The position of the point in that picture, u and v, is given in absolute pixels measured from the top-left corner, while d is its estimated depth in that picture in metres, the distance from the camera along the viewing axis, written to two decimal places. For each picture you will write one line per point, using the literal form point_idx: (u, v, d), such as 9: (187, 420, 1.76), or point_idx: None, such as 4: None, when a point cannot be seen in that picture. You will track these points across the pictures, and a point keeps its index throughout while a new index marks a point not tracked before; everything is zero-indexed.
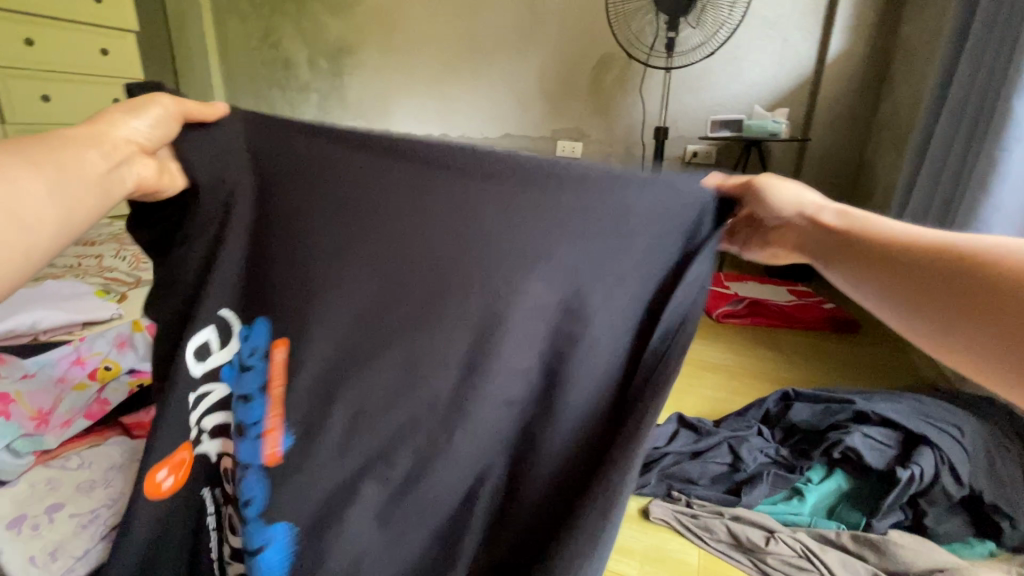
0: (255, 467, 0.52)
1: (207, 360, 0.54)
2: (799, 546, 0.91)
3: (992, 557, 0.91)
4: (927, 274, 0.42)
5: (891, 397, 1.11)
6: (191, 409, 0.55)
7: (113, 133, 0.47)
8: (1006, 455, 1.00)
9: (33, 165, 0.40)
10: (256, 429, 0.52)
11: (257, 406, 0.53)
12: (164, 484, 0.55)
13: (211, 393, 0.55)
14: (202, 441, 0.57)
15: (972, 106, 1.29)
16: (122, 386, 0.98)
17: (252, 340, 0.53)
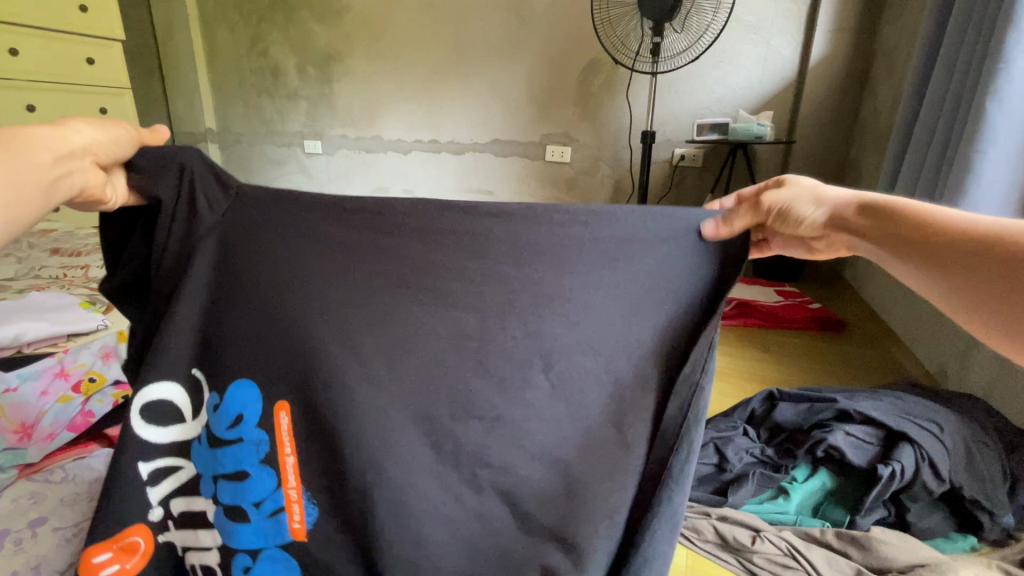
0: (248, 548, 0.58)
1: (169, 427, 0.58)
2: (785, 545, 0.92)
3: (973, 551, 0.93)
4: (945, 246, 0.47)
5: (873, 395, 1.12)
6: (152, 491, 0.58)
7: (68, 140, 0.48)
8: (985, 450, 1.02)
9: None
10: (265, 508, 0.58)
11: (248, 485, 0.57)
12: (105, 570, 0.56)
13: (180, 467, 0.59)
14: (168, 529, 0.60)
15: (949, 107, 1.31)
16: (107, 397, 1.01)
17: (233, 414, 0.57)
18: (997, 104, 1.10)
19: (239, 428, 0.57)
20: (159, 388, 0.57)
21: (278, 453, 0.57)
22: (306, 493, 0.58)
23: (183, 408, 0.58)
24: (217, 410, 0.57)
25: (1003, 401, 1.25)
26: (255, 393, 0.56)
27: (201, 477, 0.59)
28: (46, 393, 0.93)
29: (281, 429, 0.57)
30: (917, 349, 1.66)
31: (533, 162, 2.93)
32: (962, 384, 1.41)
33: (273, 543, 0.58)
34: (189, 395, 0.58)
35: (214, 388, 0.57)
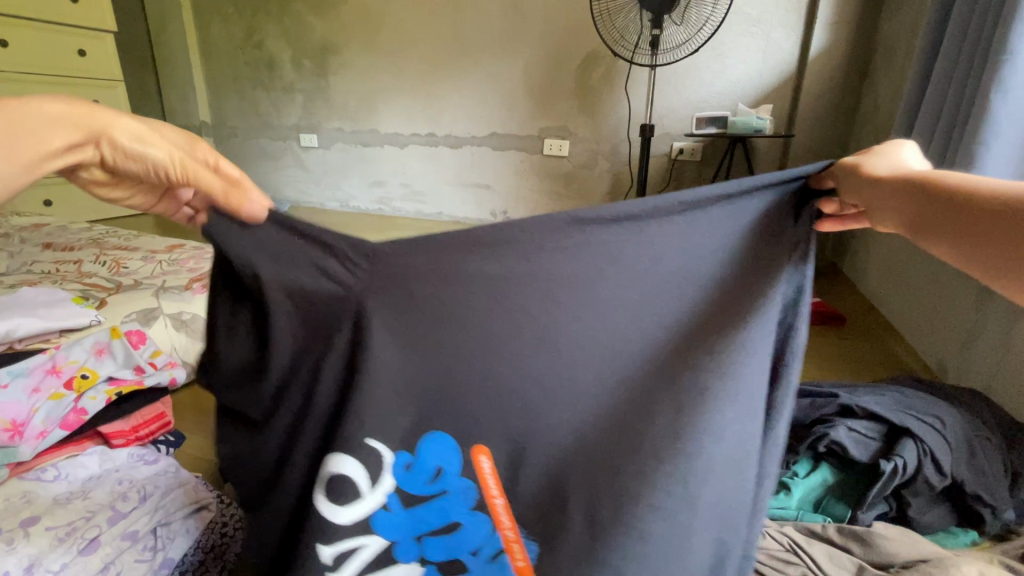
0: None
1: (353, 505, 0.55)
2: (786, 540, 0.92)
3: (974, 545, 0.94)
4: (953, 208, 0.41)
5: (875, 391, 1.12)
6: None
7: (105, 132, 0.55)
8: (986, 444, 1.02)
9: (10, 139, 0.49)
10: (483, 554, 0.58)
11: (462, 532, 0.57)
12: None
13: (364, 546, 0.56)
14: None
15: (952, 99, 1.30)
16: (100, 394, 0.96)
17: (431, 467, 0.57)
18: (1002, 96, 1.09)
19: (446, 482, 0.57)
20: (341, 464, 0.55)
21: (490, 494, 0.57)
22: (523, 532, 0.58)
23: (360, 479, 0.55)
24: (412, 468, 0.56)
25: (1002, 396, 1.25)
26: (453, 445, 0.57)
27: (396, 544, 0.57)
28: (38, 391, 0.91)
29: (485, 471, 0.57)
30: (916, 343, 1.66)
31: (531, 156, 2.90)
32: (960, 378, 1.41)
33: None
34: (371, 470, 0.55)
35: (401, 447, 0.56)
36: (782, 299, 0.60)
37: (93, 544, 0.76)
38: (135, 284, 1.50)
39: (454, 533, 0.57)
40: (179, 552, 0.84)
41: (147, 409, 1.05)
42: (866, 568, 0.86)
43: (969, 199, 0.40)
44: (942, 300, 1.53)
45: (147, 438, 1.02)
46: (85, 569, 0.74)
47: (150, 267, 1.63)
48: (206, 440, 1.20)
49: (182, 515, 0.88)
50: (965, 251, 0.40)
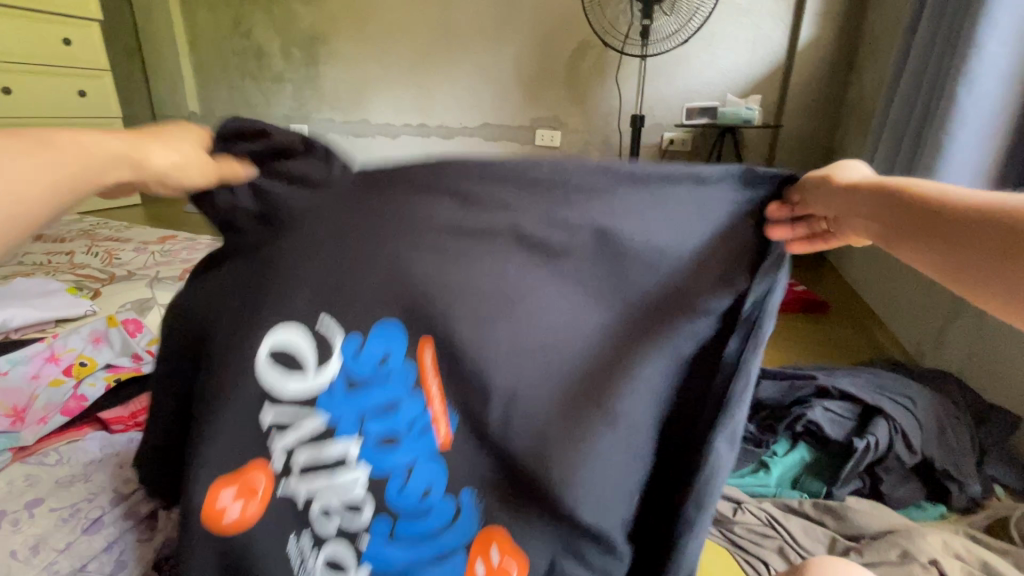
0: (402, 473, 0.55)
1: (283, 371, 0.52)
2: (764, 515, 0.97)
3: (942, 518, 0.99)
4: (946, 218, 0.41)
5: (852, 373, 1.16)
6: (276, 437, 0.53)
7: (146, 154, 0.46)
8: (955, 423, 1.06)
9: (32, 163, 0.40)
10: (415, 430, 0.54)
11: (402, 412, 0.54)
12: (227, 510, 0.53)
13: (303, 417, 0.53)
14: (290, 479, 0.54)
15: (928, 89, 1.33)
16: (98, 380, 0.99)
17: (377, 353, 0.53)
18: (969, 87, 1.12)
19: (378, 359, 0.53)
20: (282, 329, 0.51)
21: (427, 372, 0.54)
22: (449, 409, 0.55)
23: (307, 352, 0.51)
24: (359, 352, 0.52)
25: (975, 377, 1.30)
26: (397, 331, 0.53)
27: (335, 421, 0.53)
28: (36, 378, 0.94)
29: (429, 367, 0.54)
30: (896, 328, 1.72)
31: (522, 146, 2.92)
32: (937, 361, 1.46)
33: (425, 461, 0.55)
34: (312, 342, 0.52)
35: (350, 330, 0.52)
36: (770, 257, 0.55)
37: (96, 524, 0.79)
38: (128, 275, 1.52)
39: (389, 417, 0.54)
40: None
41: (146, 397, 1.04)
42: (837, 540, 0.92)
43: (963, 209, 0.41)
44: (920, 286, 1.58)
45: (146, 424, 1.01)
46: (87, 549, 0.77)
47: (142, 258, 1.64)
48: None
49: None
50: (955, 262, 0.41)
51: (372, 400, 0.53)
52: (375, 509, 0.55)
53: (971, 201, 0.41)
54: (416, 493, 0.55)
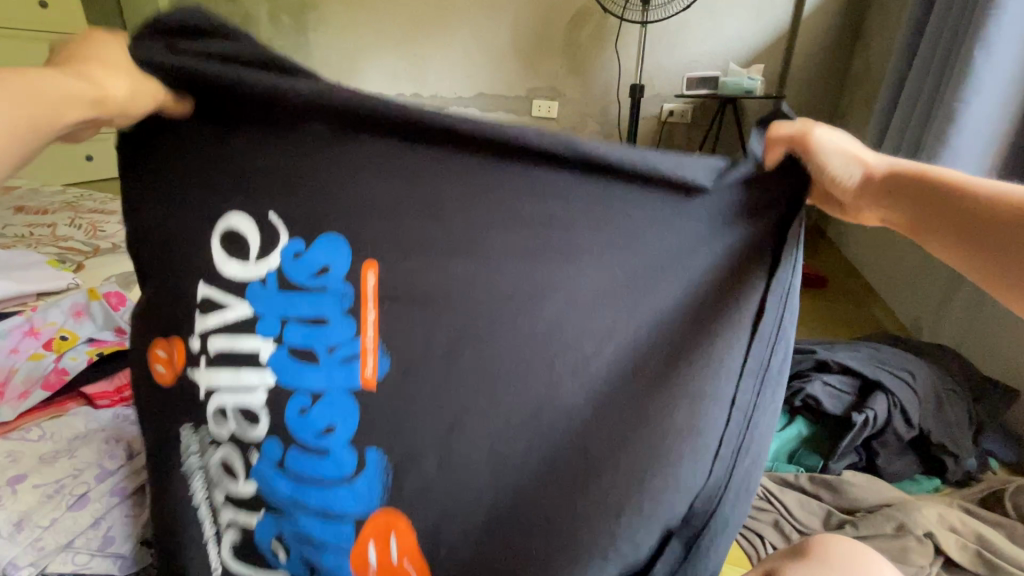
0: (307, 394, 0.60)
1: (238, 260, 0.61)
2: (761, 489, 0.97)
3: (936, 491, 0.99)
4: (1004, 229, 0.39)
5: (851, 347, 1.14)
6: (200, 321, 0.63)
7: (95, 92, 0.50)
8: (953, 397, 1.05)
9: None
10: (336, 355, 0.59)
11: (326, 329, 0.59)
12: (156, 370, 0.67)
13: (229, 308, 0.62)
14: (200, 363, 0.64)
15: (940, 56, 1.28)
16: (80, 355, 0.93)
17: (318, 263, 0.59)
18: (985, 52, 1.08)
19: (312, 268, 0.59)
20: (236, 218, 0.61)
21: (365, 301, 0.58)
22: (380, 345, 0.58)
23: (248, 236, 0.61)
24: (301, 256, 0.59)
25: (972, 352, 1.29)
26: (340, 247, 0.58)
27: (261, 318, 0.61)
28: (15, 351, 0.92)
29: (369, 289, 0.58)
30: (894, 304, 1.70)
31: (519, 118, 2.83)
32: (935, 336, 1.45)
33: (337, 390, 0.59)
34: (261, 235, 0.60)
35: (295, 234, 0.59)
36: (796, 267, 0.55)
37: (82, 500, 0.78)
38: (113, 247, 1.47)
39: (322, 323, 0.59)
40: None
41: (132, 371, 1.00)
42: (833, 513, 0.91)
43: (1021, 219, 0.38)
44: (920, 260, 1.56)
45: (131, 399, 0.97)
46: (75, 525, 0.76)
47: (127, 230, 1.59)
48: None
49: None
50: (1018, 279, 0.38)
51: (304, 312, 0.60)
52: (272, 422, 0.61)
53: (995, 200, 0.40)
54: (316, 424, 0.60)
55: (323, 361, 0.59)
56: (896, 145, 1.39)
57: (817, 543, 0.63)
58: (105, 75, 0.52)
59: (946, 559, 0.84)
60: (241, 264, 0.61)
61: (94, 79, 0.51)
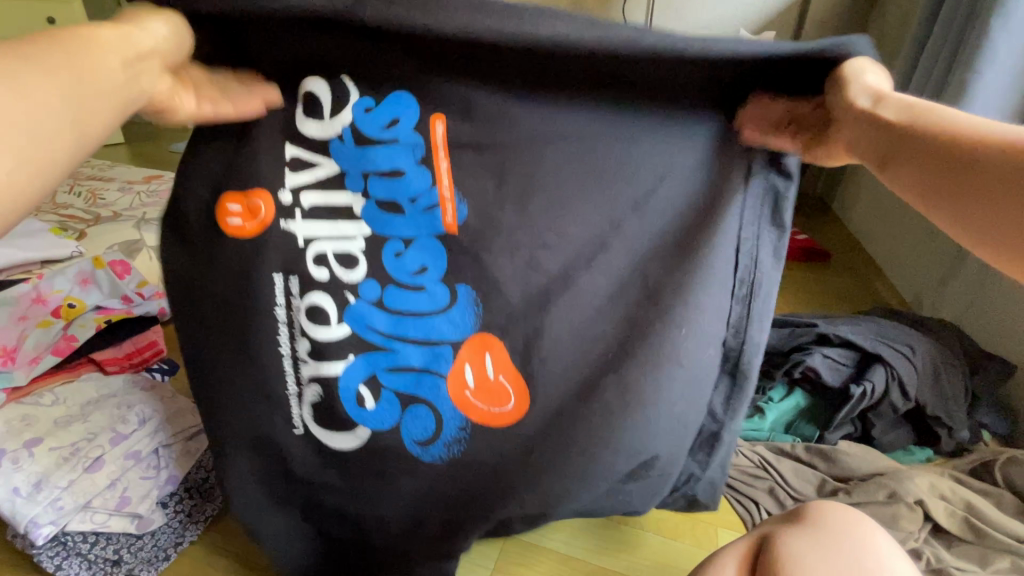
0: (399, 239, 0.63)
1: (320, 122, 0.61)
2: (757, 458, 1.00)
3: (929, 462, 1.02)
4: (980, 176, 0.36)
5: (851, 320, 1.14)
6: (291, 175, 0.63)
7: (138, 43, 0.47)
8: (951, 370, 1.07)
9: (46, 71, 0.40)
10: (420, 205, 0.62)
11: (411, 175, 0.61)
12: (232, 219, 0.64)
13: (319, 164, 0.63)
14: (292, 219, 0.64)
15: (960, 23, 1.24)
16: (88, 323, 0.96)
17: (418, 261, 0.63)
18: (1002, 21, 1.05)
19: (398, 105, 0.60)
20: (316, 78, 0.60)
21: (438, 150, 0.60)
22: (458, 193, 0.61)
23: (324, 98, 0.61)
24: (401, 255, 0.63)
25: (973, 329, 1.30)
26: (413, 101, 0.60)
27: (347, 173, 0.62)
28: (25, 317, 0.92)
29: (438, 141, 0.60)
30: (897, 279, 1.70)
31: None
32: (935, 311, 1.46)
33: (424, 235, 0.63)
34: (333, 98, 0.61)
35: (365, 91, 0.60)
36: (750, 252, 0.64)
37: (98, 463, 0.80)
38: (113, 215, 1.46)
39: (430, 316, 0.64)
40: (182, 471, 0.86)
41: (139, 339, 1.02)
42: (827, 480, 0.94)
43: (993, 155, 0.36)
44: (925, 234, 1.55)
45: (141, 364, 1.00)
46: (93, 486, 0.78)
47: (128, 198, 1.58)
48: None
49: (181, 437, 0.88)
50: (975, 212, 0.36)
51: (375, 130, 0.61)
52: (372, 269, 0.64)
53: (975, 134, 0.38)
54: (411, 269, 0.64)
55: (429, 360, 0.65)
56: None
57: (813, 508, 0.66)
58: (145, 20, 0.50)
59: (934, 526, 0.87)
60: (337, 259, 0.64)
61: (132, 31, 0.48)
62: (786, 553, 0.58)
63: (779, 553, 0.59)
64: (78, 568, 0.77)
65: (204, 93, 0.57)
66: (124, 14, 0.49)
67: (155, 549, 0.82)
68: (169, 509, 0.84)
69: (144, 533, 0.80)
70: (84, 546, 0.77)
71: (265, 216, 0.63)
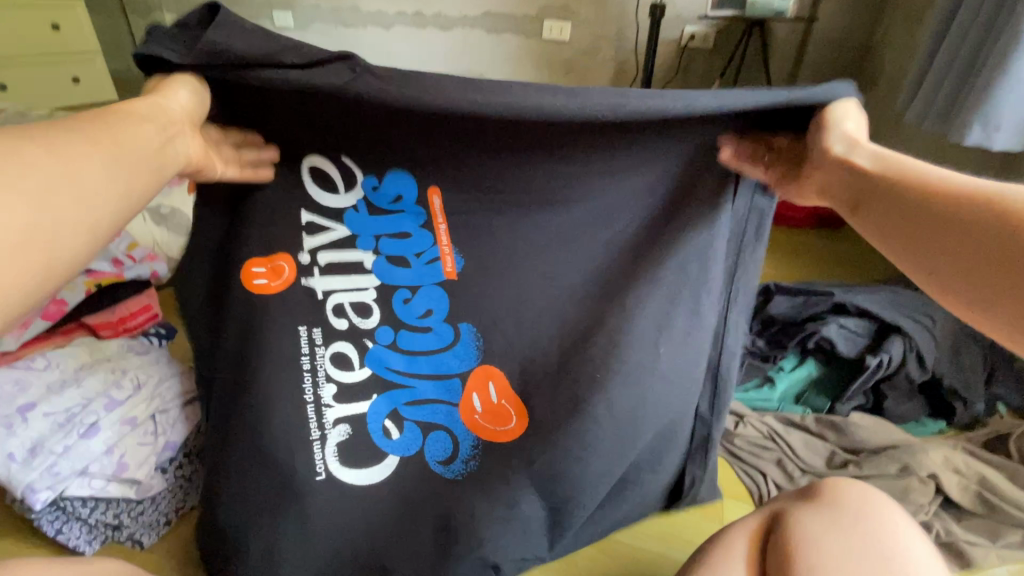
0: (406, 287, 0.66)
1: (325, 193, 0.65)
2: (766, 429, 0.97)
3: (941, 434, 0.99)
4: (966, 231, 0.38)
5: (869, 289, 1.10)
6: (307, 238, 0.65)
7: (167, 109, 0.52)
8: (970, 342, 1.03)
9: (93, 142, 0.44)
10: (423, 258, 0.65)
11: (413, 239, 0.65)
12: (258, 280, 0.66)
13: (332, 230, 0.66)
14: (311, 275, 0.66)
15: None
16: (77, 285, 0.92)
17: (424, 306, 0.66)
18: None
19: (401, 181, 0.64)
20: (317, 158, 0.64)
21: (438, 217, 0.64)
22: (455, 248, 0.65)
23: (337, 179, 0.65)
24: (409, 302, 0.66)
25: None
26: (411, 181, 0.64)
27: (357, 238, 0.65)
28: None
29: (436, 211, 0.64)
30: None
31: (528, 41, 2.62)
32: None
33: (428, 283, 0.66)
34: (345, 173, 0.64)
35: (369, 171, 0.64)
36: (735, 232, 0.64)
37: (93, 428, 0.78)
38: None
39: (439, 355, 0.66)
40: (181, 436, 0.85)
41: (132, 303, 0.98)
42: (836, 453, 0.92)
43: (961, 212, 0.39)
44: None
45: (136, 329, 0.98)
46: (88, 452, 0.77)
47: None
48: None
49: (178, 402, 0.86)
50: (952, 273, 0.39)
51: (386, 195, 0.64)
52: (383, 314, 0.66)
53: (947, 189, 0.41)
54: (417, 312, 0.66)
55: (440, 390, 0.67)
56: (937, 83, 1.28)
57: (826, 485, 0.64)
58: (171, 89, 0.54)
59: (945, 499, 0.86)
60: (354, 309, 0.66)
61: (160, 103, 0.52)
62: (802, 536, 0.57)
63: (793, 536, 0.57)
64: (79, 533, 0.77)
65: (227, 145, 0.62)
66: (153, 81, 0.55)
67: (156, 514, 0.80)
68: (169, 475, 0.83)
69: (143, 499, 0.79)
70: (82, 511, 0.77)
71: (289, 276, 0.66)
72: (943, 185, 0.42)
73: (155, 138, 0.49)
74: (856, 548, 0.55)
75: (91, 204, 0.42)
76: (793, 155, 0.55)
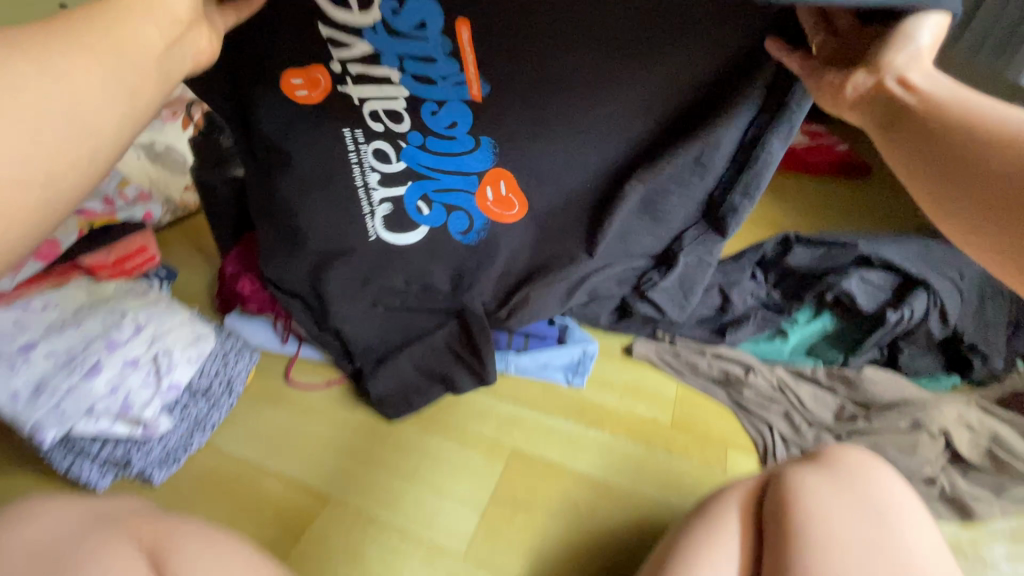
0: (420, 131, 0.78)
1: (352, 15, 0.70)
2: (775, 380, 0.95)
3: (953, 389, 0.97)
4: (1002, 178, 0.40)
5: (897, 239, 1.04)
6: (333, 50, 0.73)
7: (168, 6, 0.43)
8: (998, 296, 0.99)
9: (74, 44, 0.38)
10: (450, 81, 0.73)
11: (437, 65, 0.72)
12: (297, 91, 0.76)
13: (354, 44, 0.72)
14: (345, 83, 0.75)
15: None
16: (69, 224, 0.87)
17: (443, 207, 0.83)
18: None
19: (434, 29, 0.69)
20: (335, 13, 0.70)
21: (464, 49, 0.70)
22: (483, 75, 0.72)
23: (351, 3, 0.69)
24: (436, 113, 0.76)
25: None
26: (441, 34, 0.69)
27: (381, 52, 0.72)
28: None
29: (464, 45, 0.69)
30: None
31: None
32: None
33: (459, 109, 0.75)
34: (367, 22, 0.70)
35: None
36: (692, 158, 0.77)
37: (95, 370, 0.78)
38: None
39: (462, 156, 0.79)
40: (184, 377, 0.85)
41: (129, 242, 0.96)
42: (845, 407, 0.91)
43: (988, 137, 0.41)
44: None
45: (134, 271, 0.96)
46: (93, 393, 0.77)
47: None
48: (202, 276, 1.19)
49: (181, 345, 0.86)
50: (953, 198, 0.43)
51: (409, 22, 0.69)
52: (415, 118, 0.77)
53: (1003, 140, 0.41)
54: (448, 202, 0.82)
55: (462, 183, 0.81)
56: None
57: (827, 449, 0.68)
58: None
59: (953, 453, 0.85)
60: (388, 115, 0.77)
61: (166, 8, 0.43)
62: (803, 489, 0.61)
63: (791, 488, 0.62)
64: (90, 469, 0.78)
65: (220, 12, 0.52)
66: None
67: (166, 451, 0.82)
68: (177, 415, 0.84)
69: (152, 437, 0.80)
70: (93, 448, 0.78)
71: (324, 89, 0.75)
72: (983, 120, 0.43)
73: (158, 42, 0.42)
74: (857, 503, 0.60)
75: (87, 123, 0.38)
76: (854, 53, 0.52)
